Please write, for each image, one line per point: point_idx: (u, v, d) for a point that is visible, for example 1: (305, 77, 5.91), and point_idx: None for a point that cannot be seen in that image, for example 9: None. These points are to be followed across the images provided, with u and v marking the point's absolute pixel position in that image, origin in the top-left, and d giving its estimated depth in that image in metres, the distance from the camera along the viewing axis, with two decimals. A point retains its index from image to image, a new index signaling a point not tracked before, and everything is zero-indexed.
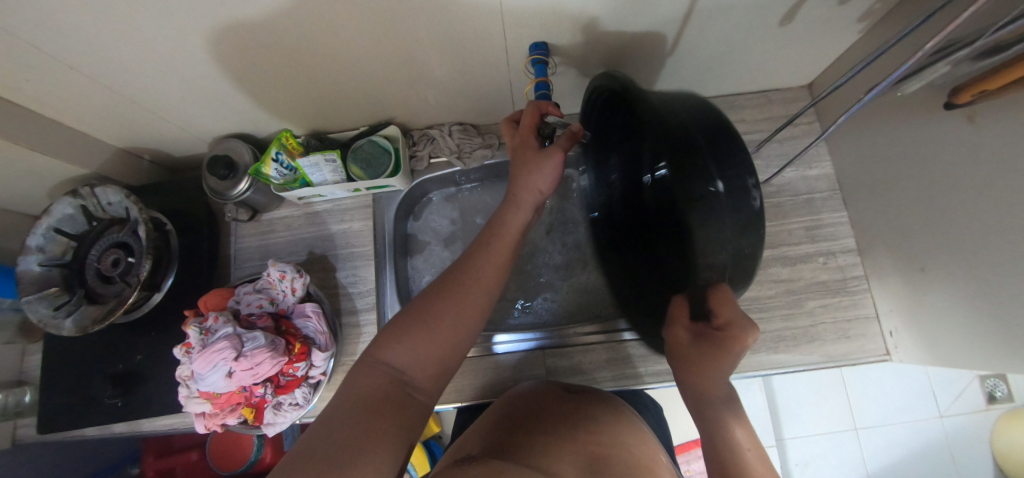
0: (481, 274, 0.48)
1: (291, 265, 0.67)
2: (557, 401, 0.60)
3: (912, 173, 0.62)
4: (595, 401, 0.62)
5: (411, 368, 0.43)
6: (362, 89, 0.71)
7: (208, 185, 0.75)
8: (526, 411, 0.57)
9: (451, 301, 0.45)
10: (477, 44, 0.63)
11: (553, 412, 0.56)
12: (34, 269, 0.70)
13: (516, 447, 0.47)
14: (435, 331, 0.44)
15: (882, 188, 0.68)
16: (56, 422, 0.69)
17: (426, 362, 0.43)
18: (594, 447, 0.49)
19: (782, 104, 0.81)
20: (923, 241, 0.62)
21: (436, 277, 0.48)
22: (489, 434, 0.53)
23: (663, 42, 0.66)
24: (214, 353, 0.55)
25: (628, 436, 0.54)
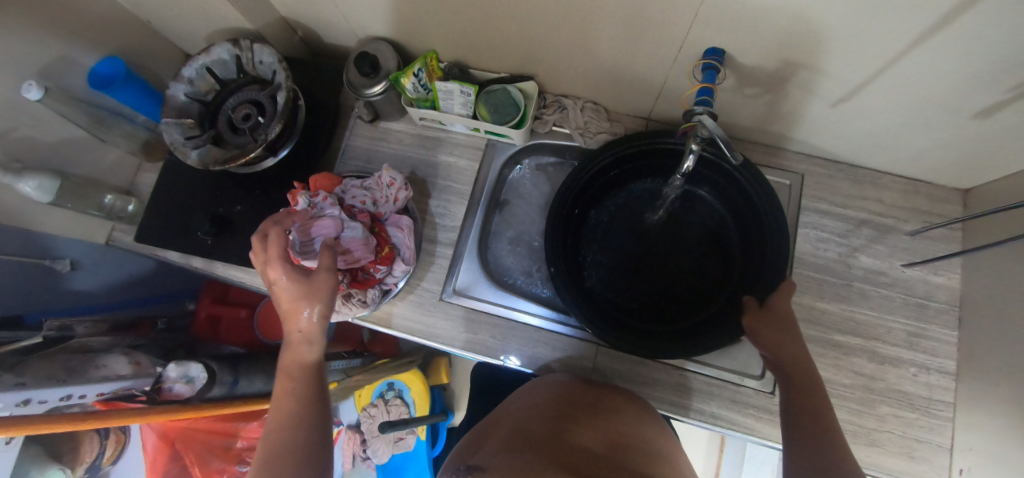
0: (297, 310, 0.53)
1: (401, 176, 0.70)
2: (586, 387, 0.59)
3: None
4: (617, 391, 0.60)
5: (285, 395, 0.51)
6: (520, 38, 0.71)
7: (347, 77, 0.78)
8: (550, 395, 0.56)
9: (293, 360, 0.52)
10: (655, 31, 0.61)
11: (582, 398, 0.55)
12: (180, 98, 0.76)
13: (537, 444, 0.45)
14: (297, 361, 0.53)
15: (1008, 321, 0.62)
16: (152, 237, 0.76)
17: (300, 383, 0.51)
18: (616, 436, 0.48)
19: (930, 200, 0.75)
20: None
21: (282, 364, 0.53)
22: (529, 409, 0.54)
23: (841, 90, 0.62)
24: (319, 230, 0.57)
25: (653, 434, 0.52)
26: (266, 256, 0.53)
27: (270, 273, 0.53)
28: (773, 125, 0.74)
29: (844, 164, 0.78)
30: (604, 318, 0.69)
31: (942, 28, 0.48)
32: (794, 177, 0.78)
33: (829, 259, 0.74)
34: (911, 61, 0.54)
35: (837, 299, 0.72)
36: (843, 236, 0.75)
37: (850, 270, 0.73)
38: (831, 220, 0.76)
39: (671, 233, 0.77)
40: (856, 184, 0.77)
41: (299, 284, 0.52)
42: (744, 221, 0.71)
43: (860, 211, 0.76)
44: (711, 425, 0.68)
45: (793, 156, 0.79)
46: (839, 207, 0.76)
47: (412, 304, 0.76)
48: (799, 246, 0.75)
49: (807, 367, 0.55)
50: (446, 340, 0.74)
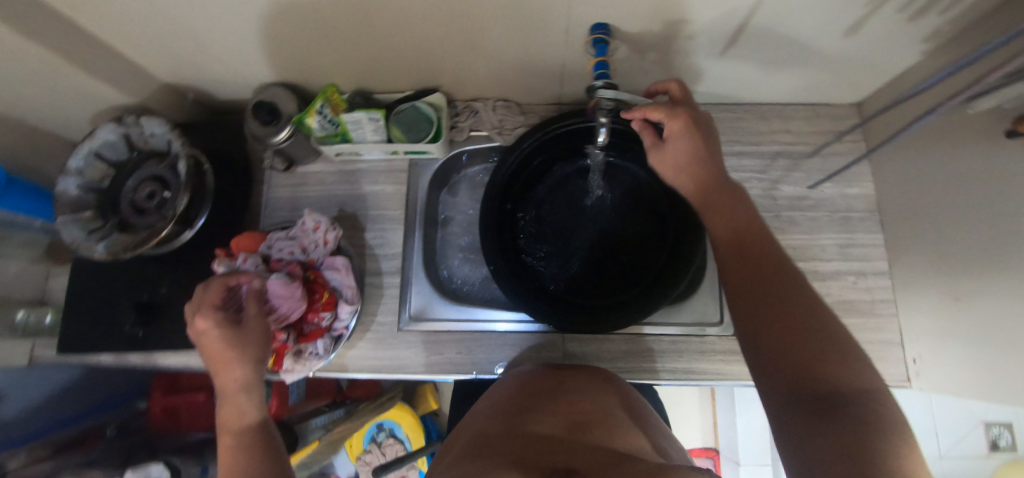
0: (224, 368, 0.48)
1: (326, 217, 0.67)
2: (545, 374, 0.60)
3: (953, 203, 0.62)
4: (579, 370, 0.60)
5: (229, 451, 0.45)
6: (414, 52, 0.70)
7: (248, 130, 0.75)
8: (508, 392, 0.56)
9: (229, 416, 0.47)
10: (538, 19, 0.62)
11: (542, 385, 0.55)
12: (71, 191, 0.70)
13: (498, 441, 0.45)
14: (238, 417, 0.47)
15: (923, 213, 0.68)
16: (76, 344, 0.70)
17: (246, 436, 0.46)
18: (577, 414, 0.48)
19: (831, 120, 0.80)
20: (959, 272, 0.62)
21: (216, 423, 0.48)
22: (490, 408, 0.54)
23: (724, 38, 0.65)
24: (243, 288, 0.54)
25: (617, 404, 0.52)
26: (197, 306, 0.50)
27: (198, 326, 0.48)
28: (676, 83, 0.77)
29: (749, 104, 0.82)
30: (555, 306, 0.70)
31: None
32: None
33: (756, 196, 0.77)
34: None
35: (771, 231, 0.76)
36: (763, 171, 0.79)
37: (776, 202, 0.77)
38: (750, 159, 0.79)
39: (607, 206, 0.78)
40: (763, 120, 0.81)
41: (230, 330, 0.49)
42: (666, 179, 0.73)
43: (772, 144, 0.80)
44: (684, 381, 0.71)
45: (702, 107, 0.82)
46: (753, 145, 0.80)
47: (371, 342, 0.74)
48: None
49: (760, 230, 0.51)
50: (415, 368, 0.73)
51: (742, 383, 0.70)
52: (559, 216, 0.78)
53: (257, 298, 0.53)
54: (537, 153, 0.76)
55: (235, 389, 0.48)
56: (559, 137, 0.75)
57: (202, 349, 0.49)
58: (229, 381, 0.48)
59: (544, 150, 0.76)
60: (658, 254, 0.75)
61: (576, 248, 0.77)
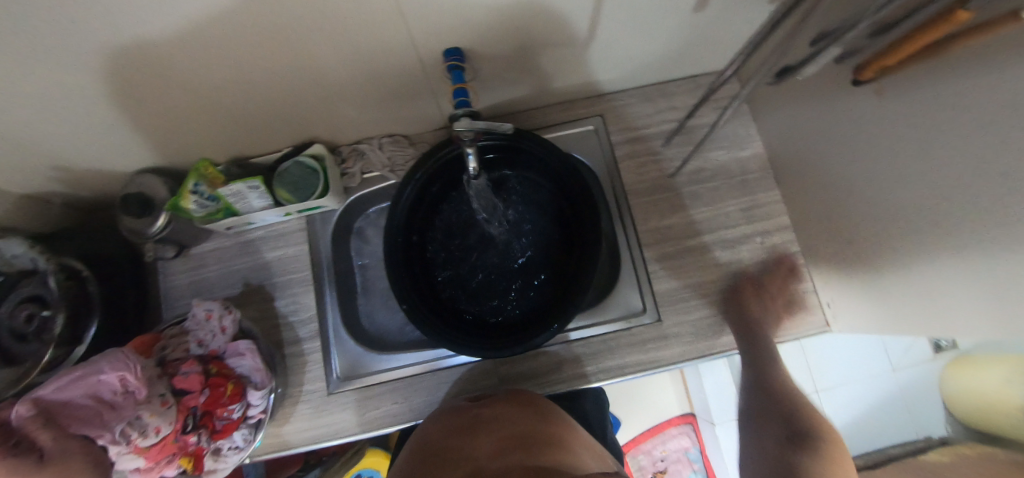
0: None
1: (218, 302, 0.64)
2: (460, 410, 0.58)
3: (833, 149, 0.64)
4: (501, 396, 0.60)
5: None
6: (278, 112, 0.68)
7: (124, 226, 0.71)
8: (431, 436, 0.53)
9: None
10: (392, 55, 0.60)
11: (456, 422, 0.53)
12: None
13: None
14: None
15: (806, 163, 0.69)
16: None
17: None
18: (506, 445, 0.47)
19: (710, 89, 0.82)
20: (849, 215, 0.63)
21: None
22: (408, 458, 0.51)
23: (581, 36, 0.65)
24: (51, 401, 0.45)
25: (540, 423, 0.52)
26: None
27: None
28: (554, 86, 0.76)
29: (632, 89, 0.82)
30: (474, 335, 0.68)
31: None
32: (596, 120, 0.81)
33: (656, 178, 0.78)
34: None
35: (676, 209, 0.76)
36: (659, 152, 0.79)
37: (676, 179, 0.78)
38: (642, 143, 0.80)
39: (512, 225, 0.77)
40: (648, 101, 0.81)
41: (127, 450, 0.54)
42: (560, 183, 0.74)
43: (661, 124, 0.80)
44: (621, 377, 0.71)
45: (588, 101, 0.82)
46: (643, 129, 0.80)
47: (304, 413, 0.71)
48: (627, 179, 0.78)
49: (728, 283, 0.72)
50: (354, 429, 0.70)
51: (675, 366, 0.71)
52: (467, 244, 0.77)
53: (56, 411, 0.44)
54: (431, 184, 0.74)
55: None
56: (450, 163, 0.74)
57: None
58: None
59: (438, 179, 0.75)
60: (565, 257, 0.75)
61: (490, 273, 0.76)
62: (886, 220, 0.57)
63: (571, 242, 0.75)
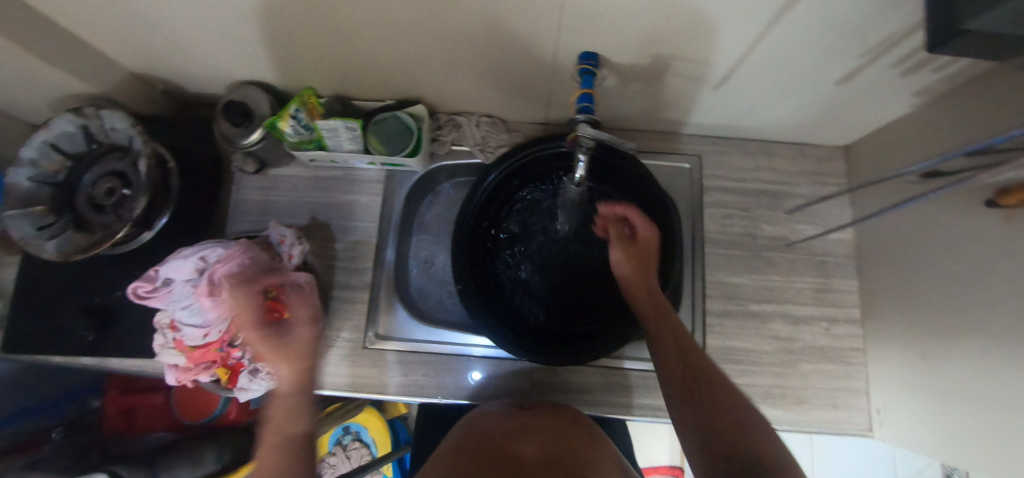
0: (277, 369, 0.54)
1: (293, 230, 0.65)
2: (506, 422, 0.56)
3: (928, 262, 0.61)
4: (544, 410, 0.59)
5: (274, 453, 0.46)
6: (397, 65, 0.68)
7: (219, 130, 0.72)
8: (474, 443, 0.51)
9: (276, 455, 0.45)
10: (529, 42, 0.60)
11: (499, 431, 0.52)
12: (23, 184, 0.65)
13: None
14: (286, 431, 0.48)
15: (901, 260, 0.67)
16: (18, 345, 0.66)
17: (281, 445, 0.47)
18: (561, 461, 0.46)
19: (816, 160, 0.79)
20: (925, 331, 0.61)
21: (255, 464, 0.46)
22: (454, 451, 0.51)
23: (715, 74, 0.63)
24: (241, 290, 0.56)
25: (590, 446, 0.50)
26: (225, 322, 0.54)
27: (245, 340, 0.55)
28: (664, 114, 0.75)
29: (737, 139, 0.80)
30: (520, 334, 0.68)
31: (789, 10, 0.49)
32: (693, 160, 0.79)
33: (737, 234, 0.76)
34: (771, 41, 0.55)
35: (749, 270, 0.74)
36: (746, 209, 0.77)
37: (757, 241, 0.76)
38: (733, 195, 0.78)
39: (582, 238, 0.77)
40: (750, 156, 0.79)
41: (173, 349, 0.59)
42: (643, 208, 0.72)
43: (757, 181, 0.78)
44: (654, 419, 0.69)
45: (689, 138, 0.81)
46: (737, 181, 0.78)
47: (334, 358, 0.72)
48: (707, 226, 0.77)
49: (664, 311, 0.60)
50: (377, 388, 0.71)
51: None
52: (533, 245, 0.77)
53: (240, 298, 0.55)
54: (514, 178, 0.75)
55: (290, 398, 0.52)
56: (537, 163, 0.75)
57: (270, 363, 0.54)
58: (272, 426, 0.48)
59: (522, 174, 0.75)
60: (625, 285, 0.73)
61: (548, 279, 0.75)
62: (971, 352, 0.54)
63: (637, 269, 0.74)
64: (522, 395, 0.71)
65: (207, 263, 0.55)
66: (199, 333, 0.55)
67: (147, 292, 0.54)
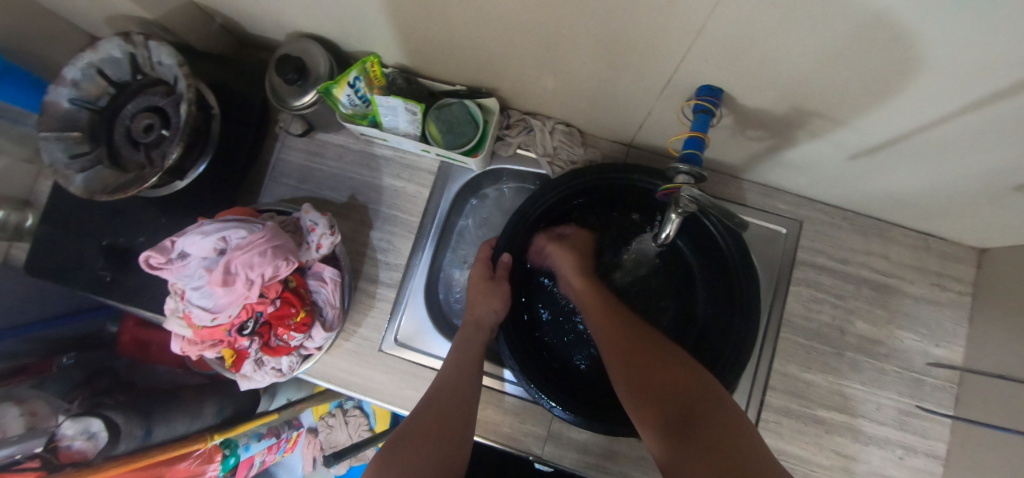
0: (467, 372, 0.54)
1: (326, 217, 0.58)
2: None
3: None
4: None
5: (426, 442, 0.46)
6: (477, 51, 0.58)
7: (271, 83, 0.65)
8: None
9: (443, 414, 0.49)
10: (641, 59, 0.49)
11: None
12: (62, 104, 0.62)
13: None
14: (451, 382, 0.52)
15: (1005, 409, 0.54)
16: (39, 269, 0.64)
17: (445, 423, 0.48)
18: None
19: (941, 259, 0.65)
20: None
21: (413, 410, 0.50)
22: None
23: (860, 143, 0.51)
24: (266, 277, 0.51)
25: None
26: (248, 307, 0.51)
27: (473, 315, 0.62)
28: (772, 168, 0.63)
29: (849, 211, 0.67)
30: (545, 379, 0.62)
31: (1005, 98, 0.36)
32: (791, 225, 0.67)
33: (821, 323, 0.65)
34: (957, 126, 0.42)
35: (825, 368, 0.64)
36: (839, 297, 0.66)
37: (843, 337, 0.65)
38: (828, 276, 0.66)
39: (634, 276, 0.69)
40: (861, 235, 0.67)
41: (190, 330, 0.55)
42: (714, 269, 0.63)
43: (861, 268, 0.66)
44: None
45: (792, 199, 0.68)
46: (837, 262, 0.66)
47: (346, 354, 0.67)
48: (790, 306, 0.66)
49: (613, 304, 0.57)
50: (384, 395, 0.66)
51: None
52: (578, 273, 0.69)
53: (266, 285, 0.51)
54: (573, 200, 0.66)
55: (462, 368, 0.54)
56: (602, 189, 0.65)
57: (436, 397, 0.51)
58: (456, 388, 0.52)
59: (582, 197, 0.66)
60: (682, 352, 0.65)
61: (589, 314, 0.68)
62: None
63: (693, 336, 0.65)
64: (535, 443, 0.64)
65: (227, 244, 0.50)
66: (207, 316, 0.50)
67: (160, 264, 0.50)
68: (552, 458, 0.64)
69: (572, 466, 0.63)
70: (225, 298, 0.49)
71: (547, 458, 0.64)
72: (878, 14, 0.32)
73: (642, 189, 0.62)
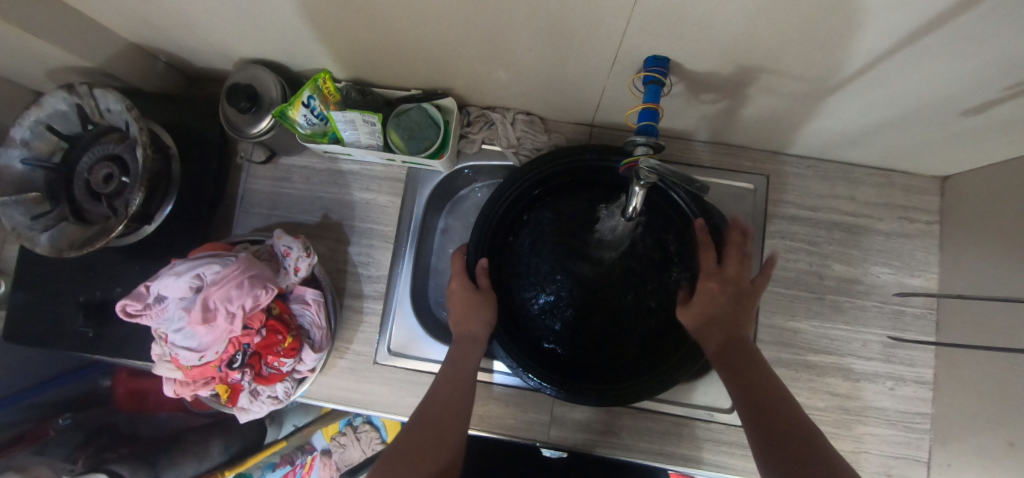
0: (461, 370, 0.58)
1: (299, 240, 0.58)
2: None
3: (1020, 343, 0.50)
4: None
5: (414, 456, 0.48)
6: (425, 54, 0.58)
7: (225, 115, 0.64)
8: None
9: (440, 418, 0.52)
10: (585, 39, 0.49)
11: None
12: (14, 167, 0.61)
13: None
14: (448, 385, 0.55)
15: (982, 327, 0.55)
16: (18, 336, 0.63)
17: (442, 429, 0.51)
18: None
19: (904, 192, 0.67)
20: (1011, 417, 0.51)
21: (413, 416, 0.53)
22: None
23: (809, 91, 0.52)
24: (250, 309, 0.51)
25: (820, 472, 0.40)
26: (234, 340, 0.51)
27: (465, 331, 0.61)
28: (731, 127, 0.64)
29: (812, 159, 0.69)
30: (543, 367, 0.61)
31: (934, 29, 0.38)
32: (759, 180, 0.68)
33: (799, 271, 0.67)
34: (896, 62, 0.43)
35: (810, 314, 0.66)
36: (813, 243, 0.67)
37: (822, 282, 0.66)
38: (800, 225, 0.68)
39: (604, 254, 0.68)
40: (826, 181, 0.68)
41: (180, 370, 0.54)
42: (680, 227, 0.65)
43: (831, 212, 0.68)
44: (690, 471, 0.63)
45: (756, 155, 0.69)
46: (807, 210, 0.68)
47: (342, 372, 0.67)
48: (767, 259, 0.67)
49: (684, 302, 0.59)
50: (387, 407, 0.67)
51: None
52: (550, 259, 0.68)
53: (249, 316, 0.51)
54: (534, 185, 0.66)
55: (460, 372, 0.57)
56: (557, 172, 0.66)
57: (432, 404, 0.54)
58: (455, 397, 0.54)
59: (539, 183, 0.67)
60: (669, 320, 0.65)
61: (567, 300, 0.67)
62: None
63: (673, 302, 0.66)
64: (540, 429, 0.65)
65: (203, 281, 0.51)
66: (194, 357, 0.50)
67: (138, 311, 0.50)
68: (559, 442, 0.65)
69: (579, 446, 0.65)
70: (212, 338, 0.49)
71: (555, 443, 0.65)
72: None
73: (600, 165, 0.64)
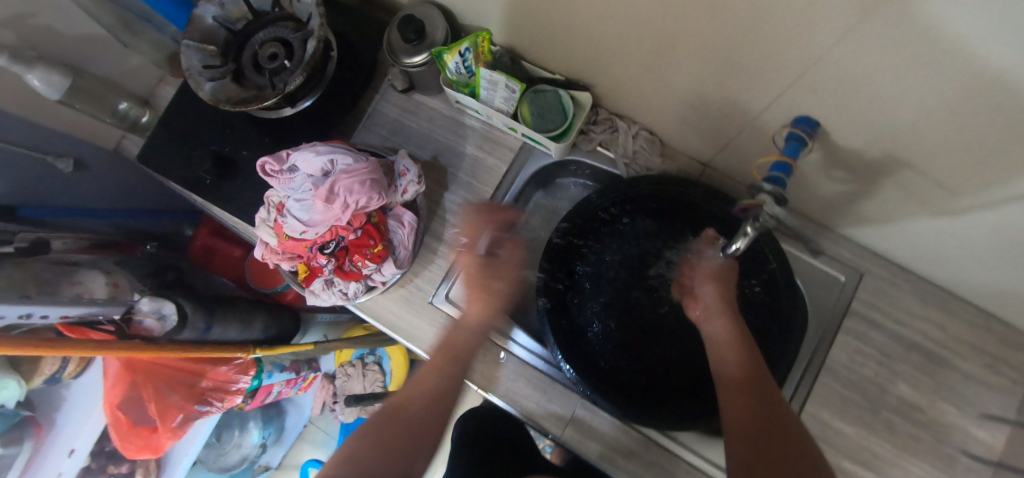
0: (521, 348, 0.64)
1: (416, 166, 0.63)
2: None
3: None
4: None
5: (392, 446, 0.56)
6: (585, 45, 0.62)
7: (388, 39, 0.70)
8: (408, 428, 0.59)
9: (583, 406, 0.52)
10: (746, 80, 0.51)
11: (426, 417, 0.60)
12: (207, 20, 0.70)
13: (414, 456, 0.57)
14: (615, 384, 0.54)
15: None
16: (151, 160, 0.72)
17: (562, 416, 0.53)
18: None
19: (1000, 342, 0.64)
20: None
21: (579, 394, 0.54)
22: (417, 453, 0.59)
23: (946, 203, 0.51)
24: (363, 207, 0.56)
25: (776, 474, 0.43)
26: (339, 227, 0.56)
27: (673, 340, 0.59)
28: (847, 213, 0.64)
29: (913, 275, 0.67)
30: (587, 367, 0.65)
31: None
32: (852, 275, 0.68)
33: (862, 376, 0.65)
34: None
35: (859, 422, 0.64)
36: (886, 355, 0.65)
37: (882, 395, 0.64)
38: (879, 333, 0.66)
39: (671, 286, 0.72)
40: (921, 301, 0.66)
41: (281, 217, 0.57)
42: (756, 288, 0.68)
43: (916, 332, 0.66)
44: None
45: (857, 249, 0.69)
46: (892, 322, 0.66)
47: (398, 299, 0.71)
48: (834, 353, 0.66)
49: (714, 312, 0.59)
50: (426, 345, 0.70)
51: None
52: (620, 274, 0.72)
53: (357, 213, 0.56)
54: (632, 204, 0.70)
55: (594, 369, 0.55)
56: (659, 201, 0.69)
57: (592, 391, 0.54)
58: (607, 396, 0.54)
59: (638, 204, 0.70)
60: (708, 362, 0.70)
61: (624, 313, 0.71)
62: None
63: None
64: (556, 424, 0.66)
65: (332, 167, 0.56)
66: (299, 228, 0.55)
67: (272, 171, 0.56)
68: (570, 443, 0.66)
69: (587, 454, 0.65)
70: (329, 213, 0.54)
71: (565, 442, 0.66)
72: (992, 76, 0.33)
73: (701, 207, 0.66)
